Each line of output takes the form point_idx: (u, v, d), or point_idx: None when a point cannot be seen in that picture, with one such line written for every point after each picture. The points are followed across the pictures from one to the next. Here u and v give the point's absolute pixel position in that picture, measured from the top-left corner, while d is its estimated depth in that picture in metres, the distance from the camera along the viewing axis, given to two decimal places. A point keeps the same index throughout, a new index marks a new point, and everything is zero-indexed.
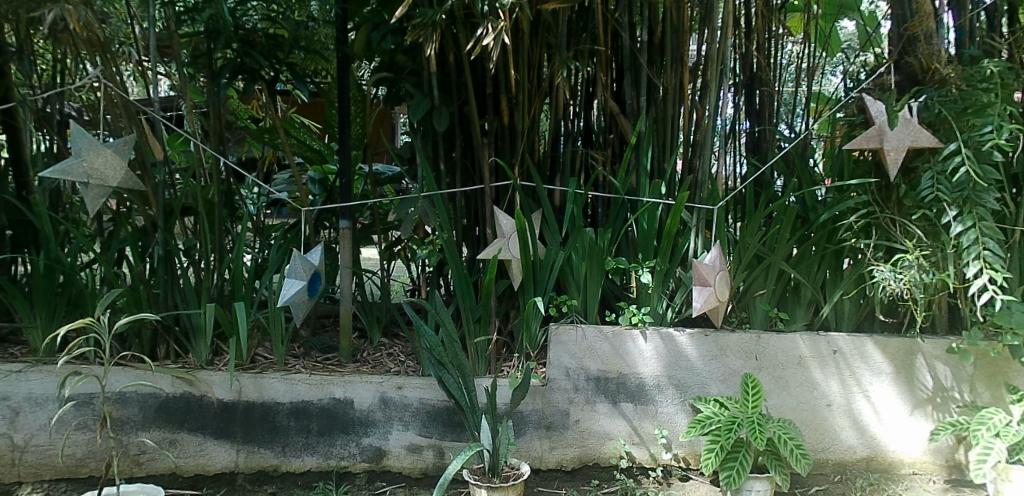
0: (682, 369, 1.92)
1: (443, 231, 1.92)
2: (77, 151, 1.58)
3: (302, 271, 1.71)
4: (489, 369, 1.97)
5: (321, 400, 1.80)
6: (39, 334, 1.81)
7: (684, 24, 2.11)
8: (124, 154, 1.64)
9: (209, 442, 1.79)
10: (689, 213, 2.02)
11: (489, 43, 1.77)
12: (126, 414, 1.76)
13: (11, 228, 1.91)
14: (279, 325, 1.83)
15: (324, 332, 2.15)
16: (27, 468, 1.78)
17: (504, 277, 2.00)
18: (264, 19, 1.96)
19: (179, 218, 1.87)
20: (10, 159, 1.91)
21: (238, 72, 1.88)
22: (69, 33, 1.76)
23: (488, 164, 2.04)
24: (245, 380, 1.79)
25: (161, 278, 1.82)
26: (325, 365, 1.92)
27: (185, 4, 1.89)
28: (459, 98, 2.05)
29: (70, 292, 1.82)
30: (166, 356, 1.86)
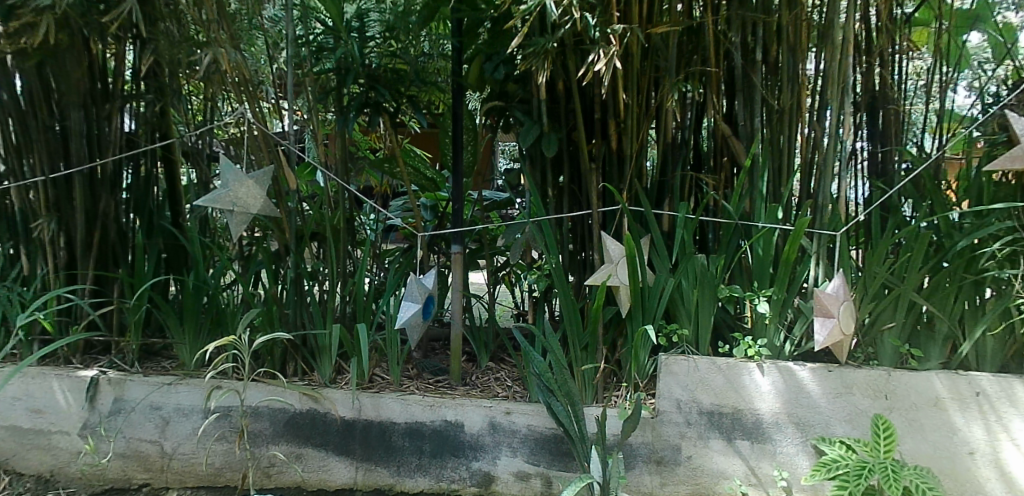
0: (804, 406, 1.82)
1: (551, 256, 1.92)
2: (225, 183, 1.76)
3: (417, 294, 1.78)
4: (596, 397, 1.95)
5: (434, 422, 1.85)
6: (187, 351, 1.98)
7: (801, 41, 2.03)
8: (264, 183, 1.79)
9: (331, 458, 1.88)
10: (809, 240, 1.92)
11: (601, 69, 1.78)
12: (259, 427, 1.89)
13: (167, 252, 2.13)
14: (396, 346, 1.91)
15: (435, 354, 2.21)
16: (175, 474, 1.95)
17: (612, 304, 1.98)
18: (385, 55, 2.10)
19: (308, 243, 2.00)
20: (167, 190, 2.15)
21: (365, 105, 2.05)
22: (220, 74, 1.94)
23: (596, 189, 2.04)
24: (365, 399, 1.86)
25: (291, 299, 1.95)
26: (437, 387, 1.98)
27: (318, 44, 2.04)
28: (568, 124, 2.07)
29: (213, 310, 1.99)
30: (295, 372, 1.98)
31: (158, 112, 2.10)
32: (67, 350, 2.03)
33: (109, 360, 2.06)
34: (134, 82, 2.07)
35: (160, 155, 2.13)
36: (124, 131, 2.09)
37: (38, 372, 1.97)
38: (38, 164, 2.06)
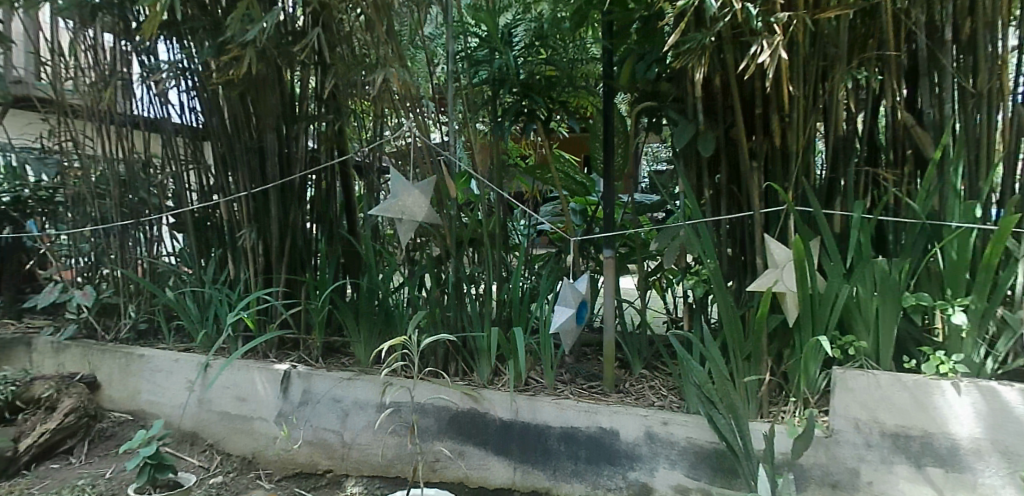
0: (1014, 434, 1.56)
1: (709, 260, 1.83)
2: (395, 193, 1.93)
3: (571, 299, 1.80)
4: (761, 412, 1.84)
5: (589, 428, 1.85)
6: (362, 348, 2.17)
7: (1002, 14, 1.78)
8: (428, 193, 1.93)
9: (491, 457, 1.95)
10: (1016, 242, 1.68)
11: (764, 62, 1.67)
12: (426, 423, 2.01)
13: (344, 257, 2.37)
14: (550, 351, 1.94)
15: (588, 359, 2.23)
16: (352, 463, 2.12)
17: (777, 312, 1.87)
18: (545, 64, 2.19)
19: (467, 248, 2.10)
20: (344, 203, 2.38)
21: (519, 114, 2.19)
22: (389, 92, 2.10)
23: (758, 188, 1.92)
24: (521, 401, 1.92)
25: (452, 302, 2.06)
26: (591, 393, 1.98)
27: (478, 58, 2.17)
28: (726, 121, 1.98)
29: (384, 312, 2.16)
30: (456, 372, 2.09)
31: (336, 131, 2.31)
32: (265, 346, 2.32)
33: (297, 355, 2.30)
34: (316, 105, 2.30)
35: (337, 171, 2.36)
36: (309, 148, 2.35)
37: (245, 363, 2.27)
38: (243, 181, 2.35)
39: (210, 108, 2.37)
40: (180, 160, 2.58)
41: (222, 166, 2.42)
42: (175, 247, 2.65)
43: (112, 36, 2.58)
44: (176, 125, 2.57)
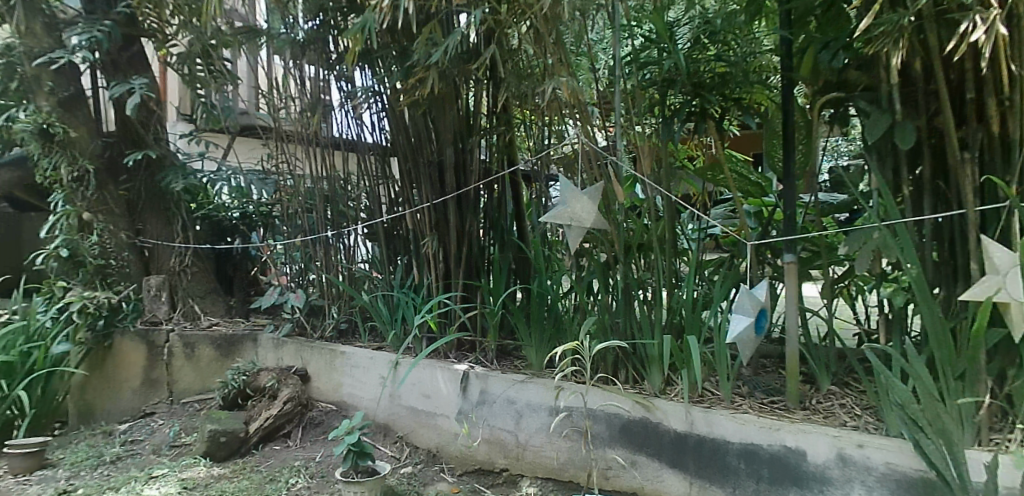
0: None
1: (912, 266, 1.63)
2: (564, 200, 2.00)
3: (749, 307, 1.72)
4: (979, 440, 1.62)
5: (771, 445, 1.75)
6: (534, 352, 2.26)
7: None
8: (595, 198, 1.98)
9: (665, 469, 1.92)
10: None
11: (977, 41, 1.48)
12: (598, 429, 2.05)
13: (515, 263, 2.49)
14: (726, 361, 1.88)
15: (767, 370, 2.11)
16: (527, 464, 2.20)
17: (998, 325, 1.63)
18: (719, 60, 2.11)
19: (636, 254, 2.09)
20: (514, 212, 2.47)
21: (692, 114, 2.11)
22: (557, 102, 2.13)
23: (971, 184, 1.68)
24: (696, 413, 1.87)
25: (621, 310, 2.08)
26: (773, 408, 1.87)
27: (648, 60, 2.15)
28: (929, 109, 1.76)
29: (554, 317, 2.24)
30: (627, 380, 2.10)
31: (506, 142, 2.45)
32: (446, 346, 2.50)
33: (475, 357, 2.47)
34: (489, 119, 2.44)
35: (507, 180, 2.46)
36: (481, 161, 2.48)
37: (429, 363, 2.45)
38: (426, 193, 2.54)
39: (396, 127, 2.60)
40: (372, 176, 2.85)
41: (408, 179, 2.63)
42: (367, 253, 2.92)
43: (313, 69, 2.93)
44: (370, 142, 2.83)
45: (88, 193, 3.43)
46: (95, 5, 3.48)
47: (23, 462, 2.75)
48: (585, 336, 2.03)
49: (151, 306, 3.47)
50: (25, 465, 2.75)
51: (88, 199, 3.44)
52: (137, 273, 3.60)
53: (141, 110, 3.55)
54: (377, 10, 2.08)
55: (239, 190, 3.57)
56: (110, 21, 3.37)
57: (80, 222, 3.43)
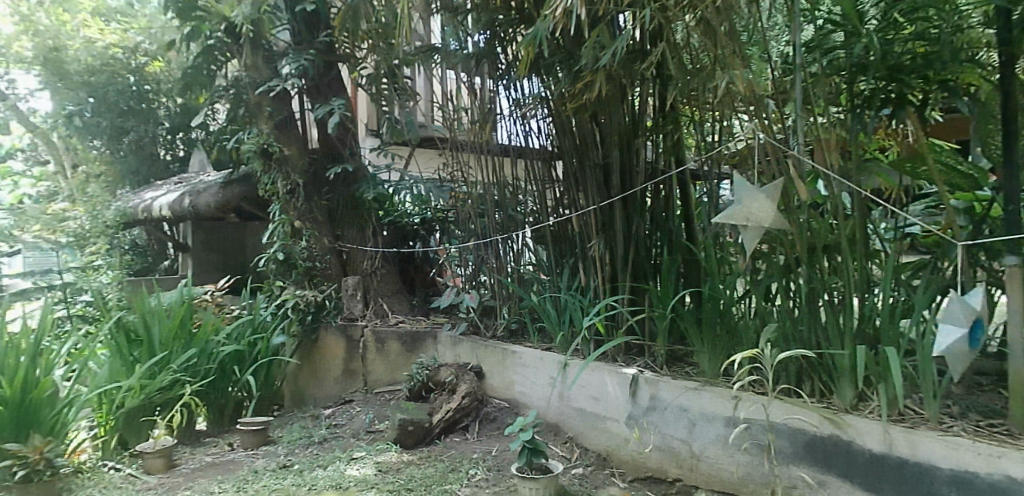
0: None
1: None
2: (739, 198, 1.92)
3: (962, 317, 1.51)
4: None
5: (992, 475, 1.54)
6: (706, 358, 2.22)
7: None
8: (774, 197, 1.87)
9: (859, 493, 1.76)
10: None
11: None
12: (780, 445, 1.94)
13: (684, 267, 2.41)
14: (932, 377, 1.70)
15: (983, 389, 1.86)
16: (702, 475, 2.14)
17: None
18: (918, 37, 1.91)
19: (822, 255, 1.93)
20: (682, 212, 2.40)
21: (888, 99, 1.97)
22: (731, 95, 2.08)
23: None
24: (897, 433, 1.70)
25: (805, 317, 1.96)
26: (993, 433, 1.63)
27: (835, 43, 1.98)
28: None
29: (727, 323, 2.18)
30: (812, 393, 1.98)
31: (674, 142, 2.39)
32: (614, 349, 2.54)
33: (644, 362, 2.47)
34: (655, 118, 2.40)
35: (674, 180, 2.40)
36: (647, 160, 2.46)
37: (598, 366, 2.50)
38: (592, 194, 2.58)
39: (562, 130, 2.65)
40: (541, 180, 2.91)
41: (574, 181, 2.69)
42: (533, 256, 3.06)
43: (481, 79, 3.09)
44: (537, 147, 2.91)
45: (298, 203, 3.90)
46: (301, 37, 3.95)
47: (254, 438, 3.22)
48: (765, 344, 1.94)
49: (349, 304, 3.89)
50: (255, 440, 3.22)
51: (298, 209, 3.91)
52: (336, 274, 4.03)
53: (338, 128, 4.00)
54: (547, 20, 2.15)
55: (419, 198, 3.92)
56: (313, 51, 3.84)
57: (293, 228, 3.93)
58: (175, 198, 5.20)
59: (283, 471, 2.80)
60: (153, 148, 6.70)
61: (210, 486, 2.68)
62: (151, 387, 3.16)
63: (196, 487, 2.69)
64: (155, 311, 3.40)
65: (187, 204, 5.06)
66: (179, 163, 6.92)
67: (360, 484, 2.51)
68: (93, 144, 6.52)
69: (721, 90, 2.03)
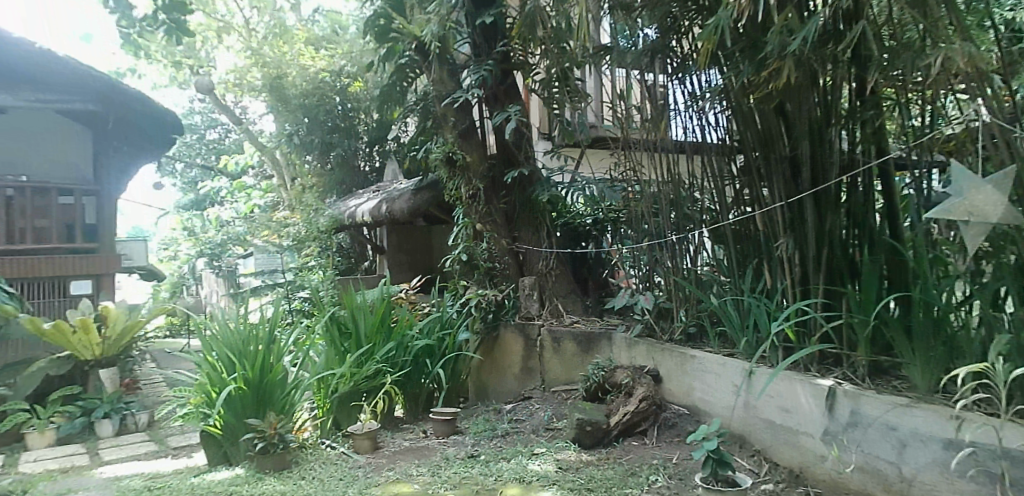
0: None
1: None
2: (959, 190, 1.71)
3: None
4: None
5: None
6: (918, 372, 2.01)
7: None
8: (1004, 187, 1.64)
9: None
10: None
11: None
12: (1018, 476, 1.70)
13: (888, 267, 2.20)
14: None
15: None
16: None
17: None
18: None
19: None
20: (885, 205, 2.21)
21: None
22: (949, 72, 1.87)
23: None
24: None
25: None
26: None
27: None
28: None
29: (944, 333, 1.97)
30: None
31: (874, 128, 2.19)
32: (806, 358, 2.37)
33: (842, 372, 2.29)
34: (851, 103, 2.22)
35: (876, 172, 2.22)
36: (842, 150, 2.26)
37: (788, 375, 2.37)
38: (778, 190, 2.43)
39: (743, 123, 2.53)
40: (721, 177, 2.80)
41: (757, 176, 2.55)
42: (710, 255, 3.00)
43: (656, 76, 3.06)
44: (714, 141, 2.84)
45: (479, 207, 4.10)
46: (481, 49, 4.17)
47: (444, 427, 3.46)
48: (995, 358, 1.76)
49: (526, 303, 4.05)
50: (446, 430, 3.46)
51: (479, 213, 4.12)
52: (514, 274, 4.25)
53: (515, 133, 4.16)
54: (732, 7, 2.08)
55: (592, 198, 3.93)
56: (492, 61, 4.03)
57: (474, 230, 4.22)
58: (374, 204, 5.73)
59: (471, 460, 2.99)
60: (356, 162, 7.46)
61: (409, 469, 2.94)
62: (359, 374, 3.56)
63: (397, 469, 2.97)
64: (361, 306, 3.76)
65: (384, 209, 5.55)
66: (376, 174, 7.65)
67: (543, 480, 2.59)
68: (307, 158, 7.40)
69: (936, 71, 1.82)
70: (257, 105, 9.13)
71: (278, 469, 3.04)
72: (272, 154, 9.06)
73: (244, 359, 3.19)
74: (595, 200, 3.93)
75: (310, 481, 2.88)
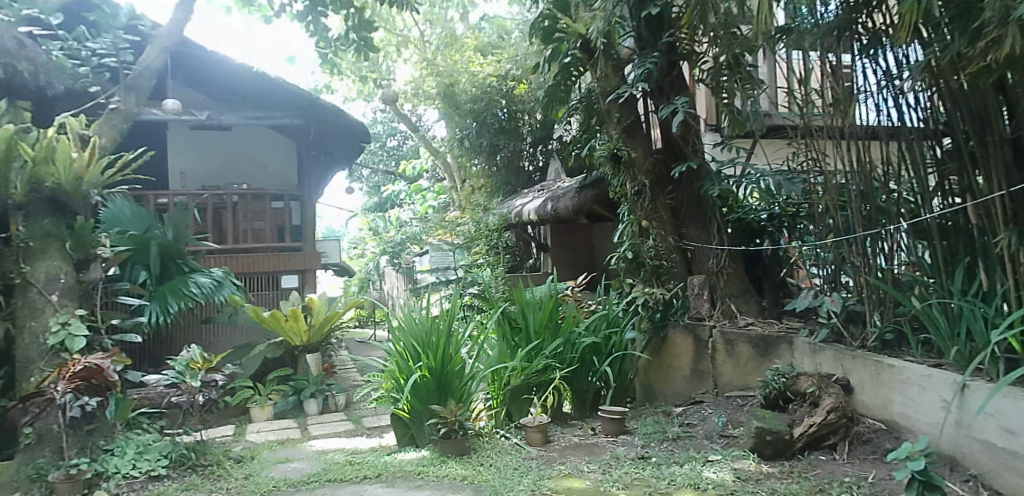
0: None
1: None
2: None
3: None
4: None
5: None
6: None
7: None
8: None
9: None
10: None
11: None
12: None
13: None
14: None
15: None
16: None
17: None
18: None
19: None
20: None
21: None
22: None
23: None
24: None
25: None
26: None
27: None
28: None
29: None
30: None
31: None
32: None
33: None
34: None
35: None
36: None
37: (1013, 392, 2.10)
38: (998, 178, 2.19)
39: (955, 102, 2.32)
40: (924, 165, 2.55)
41: (973, 162, 2.31)
42: (908, 254, 2.72)
43: (833, 55, 2.89)
44: (914, 125, 2.56)
45: (644, 204, 4.05)
46: (645, 41, 4.12)
47: (613, 426, 3.46)
48: None
49: (696, 303, 3.89)
50: (614, 428, 3.45)
51: (645, 209, 4.06)
52: (682, 273, 4.09)
53: (681, 126, 4.06)
54: None
55: (767, 191, 3.81)
56: (656, 53, 3.96)
57: (640, 228, 4.07)
58: (539, 203, 5.83)
59: (642, 462, 2.96)
60: (520, 162, 7.54)
61: (580, 465, 2.98)
62: (529, 369, 3.65)
63: (569, 464, 3.02)
64: (531, 303, 3.87)
65: (549, 208, 5.64)
66: (540, 173, 7.64)
67: (720, 488, 2.51)
68: (475, 161, 7.72)
69: None
70: (430, 112, 10.03)
71: (458, 454, 3.24)
72: (445, 158, 9.58)
73: (426, 348, 3.44)
74: (771, 193, 3.79)
75: (488, 468, 3.04)
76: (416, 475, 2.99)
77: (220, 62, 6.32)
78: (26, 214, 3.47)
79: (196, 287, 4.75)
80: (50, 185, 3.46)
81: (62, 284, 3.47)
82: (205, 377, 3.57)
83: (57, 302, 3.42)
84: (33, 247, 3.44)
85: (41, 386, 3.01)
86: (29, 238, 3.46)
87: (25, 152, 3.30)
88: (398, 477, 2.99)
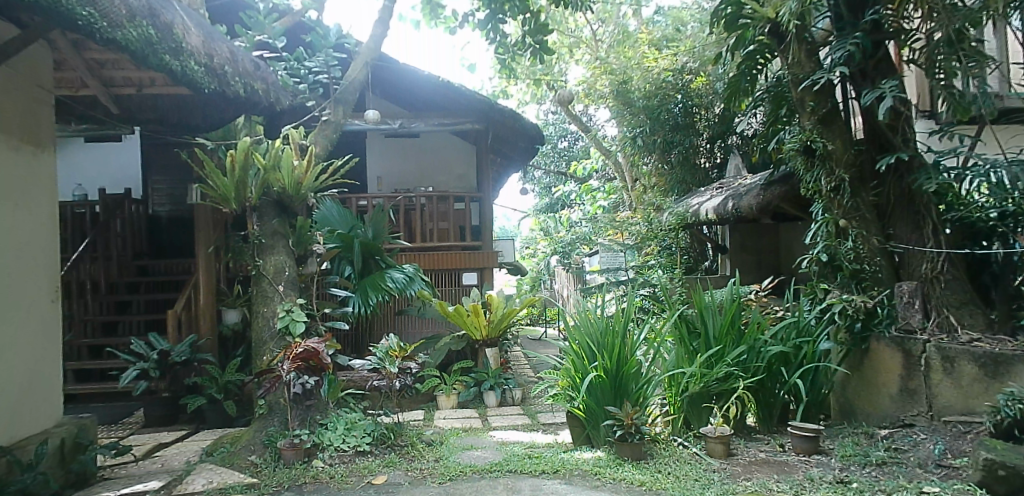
0: None
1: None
2: None
3: None
4: None
5: None
6: None
7: None
8: None
9: None
10: None
11: None
12: None
13: None
14: None
15: None
16: None
17: None
18: None
19: None
20: None
21: None
22: None
23: None
24: None
25: None
26: None
27: None
28: None
29: None
30: None
31: None
32: None
33: None
34: None
35: None
36: None
37: None
38: None
39: None
40: None
41: None
42: None
43: None
44: None
45: (844, 201, 3.67)
46: (845, 21, 3.72)
47: (806, 444, 3.19)
48: None
49: (906, 313, 3.43)
50: (808, 447, 3.18)
51: (844, 207, 3.69)
52: (888, 278, 3.64)
53: (889, 114, 3.66)
54: None
55: (1001, 185, 3.40)
56: (861, 33, 3.57)
57: (837, 228, 3.74)
58: (718, 202, 5.53)
59: (842, 487, 2.71)
60: (697, 159, 7.19)
61: (769, 483, 2.80)
62: (709, 376, 3.45)
63: (756, 480, 2.85)
64: (711, 307, 3.68)
65: (730, 206, 5.31)
66: (718, 170, 7.25)
67: None
68: (648, 160, 7.54)
69: None
70: (602, 112, 9.96)
71: (635, 459, 3.18)
72: (616, 157, 9.46)
73: (602, 348, 3.44)
74: (1005, 187, 3.38)
75: (667, 476, 2.95)
76: (593, 475, 3.01)
77: (411, 74, 6.84)
78: (259, 214, 3.99)
79: (391, 281, 5.17)
80: (278, 190, 3.95)
81: (286, 276, 3.96)
82: (402, 364, 3.88)
83: (283, 292, 3.91)
84: (264, 244, 3.95)
85: (273, 364, 3.48)
86: (261, 236, 3.96)
87: (259, 162, 3.78)
88: (575, 475, 3.02)
